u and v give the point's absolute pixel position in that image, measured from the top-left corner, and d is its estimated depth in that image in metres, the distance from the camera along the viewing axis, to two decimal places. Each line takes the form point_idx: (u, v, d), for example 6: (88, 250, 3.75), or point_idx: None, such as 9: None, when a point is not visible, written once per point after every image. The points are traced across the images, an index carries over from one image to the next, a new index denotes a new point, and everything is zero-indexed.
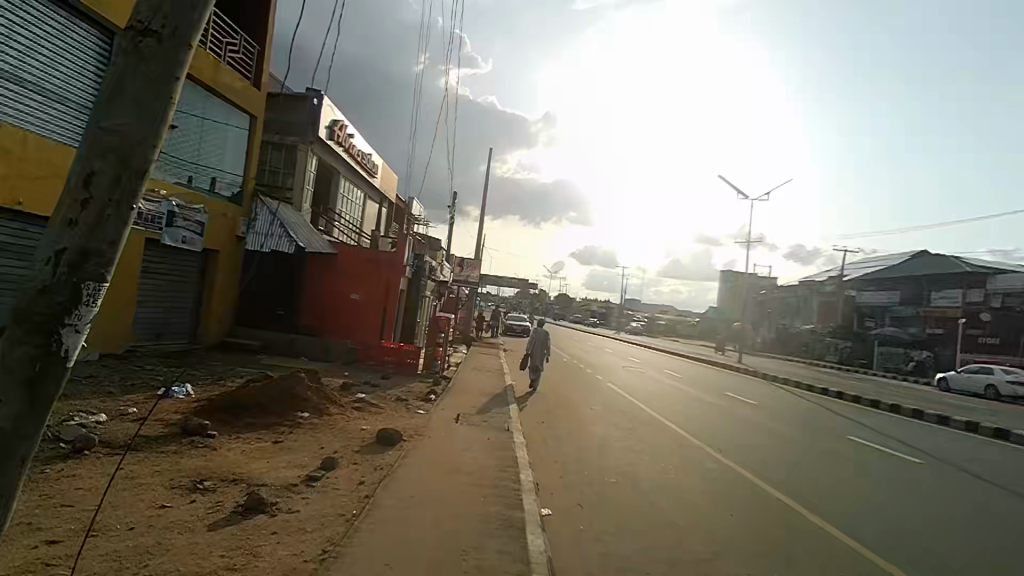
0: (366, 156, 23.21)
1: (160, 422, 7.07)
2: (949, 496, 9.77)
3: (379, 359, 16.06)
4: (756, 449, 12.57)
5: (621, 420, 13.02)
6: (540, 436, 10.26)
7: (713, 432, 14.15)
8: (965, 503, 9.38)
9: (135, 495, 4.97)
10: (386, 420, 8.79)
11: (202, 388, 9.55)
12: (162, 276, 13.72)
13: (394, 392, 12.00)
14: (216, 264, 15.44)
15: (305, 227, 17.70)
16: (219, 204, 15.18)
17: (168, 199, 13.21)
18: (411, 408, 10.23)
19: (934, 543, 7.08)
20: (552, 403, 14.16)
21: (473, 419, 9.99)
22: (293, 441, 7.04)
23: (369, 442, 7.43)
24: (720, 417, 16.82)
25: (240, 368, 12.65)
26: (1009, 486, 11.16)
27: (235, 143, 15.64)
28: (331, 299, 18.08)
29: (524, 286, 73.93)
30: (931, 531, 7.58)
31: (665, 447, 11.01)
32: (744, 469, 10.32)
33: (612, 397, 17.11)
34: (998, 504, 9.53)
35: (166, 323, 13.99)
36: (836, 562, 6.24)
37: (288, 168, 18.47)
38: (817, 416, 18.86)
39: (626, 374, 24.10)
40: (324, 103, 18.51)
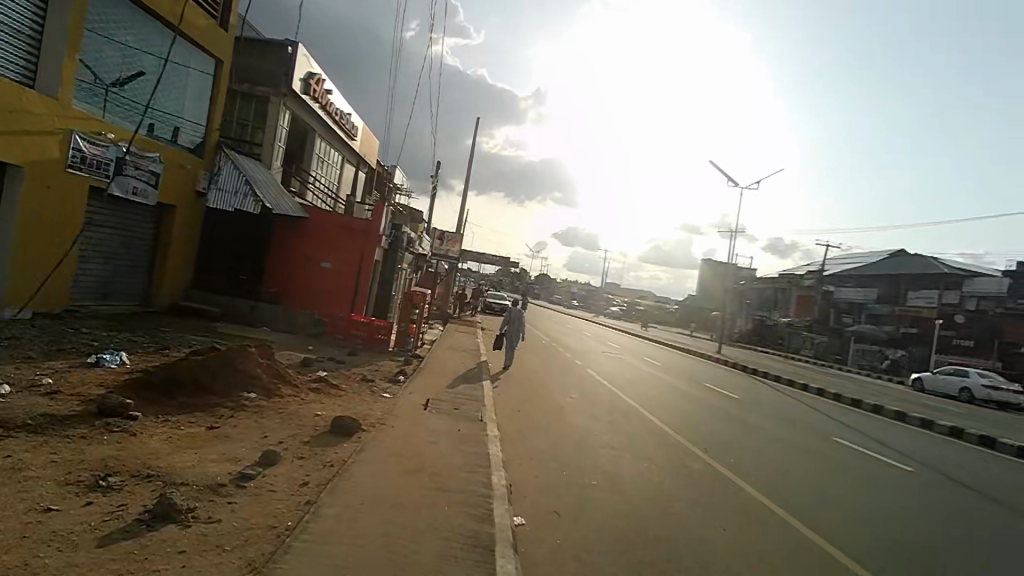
0: (345, 117, 21.89)
1: (76, 397, 6.04)
2: (917, 493, 9.59)
3: (346, 333, 15.11)
4: (731, 442, 12.11)
5: (599, 411, 12.34)
6: (513, 427, 9.47)
7: (687, 422, 13.66)
8: (935, 501, 9.18)
9: (16, 492, 3.97)
10: (344, 403, 7.90)
11: (141, 357, 8.54)
12: (108, 229, 12.50)
13: (360, 370, 11.09)
14: (173, 221, 14.24)
15: (274, 186, 16.49)
16: (177, 155, 13.91)
17: (118, 144, 11.98)
18: (375, 391, 9.36)
19: (913, 545, 6.70)
20: (529, 389, 13.40)
21: (443, 406, 9.15)
22: (231, 427, 6.13)
23: (321, 431, 6.55)
24: (699, 408, 16.32)
25: (193, 337, 11.60)
26: (977, 487, 11.03)
27: (195, 89, 14.38)
28: (299, 267, 16.97)
29: (504, 264, 73.43)
30: (902, 529, 7.29)
31: (641, 439, 10.44)
32: (714, 460, 10.03)
33: (591, 384, 16.42)
34: (967, 503, 9.35)
35: (112, 282, 12.85)
36: (804, 560, 5.89)
37: (259, 121, 17.19)
38: (794, 412, 18.56)
39: (605, 360, 23.51)
40: (300, 53, 17.16)
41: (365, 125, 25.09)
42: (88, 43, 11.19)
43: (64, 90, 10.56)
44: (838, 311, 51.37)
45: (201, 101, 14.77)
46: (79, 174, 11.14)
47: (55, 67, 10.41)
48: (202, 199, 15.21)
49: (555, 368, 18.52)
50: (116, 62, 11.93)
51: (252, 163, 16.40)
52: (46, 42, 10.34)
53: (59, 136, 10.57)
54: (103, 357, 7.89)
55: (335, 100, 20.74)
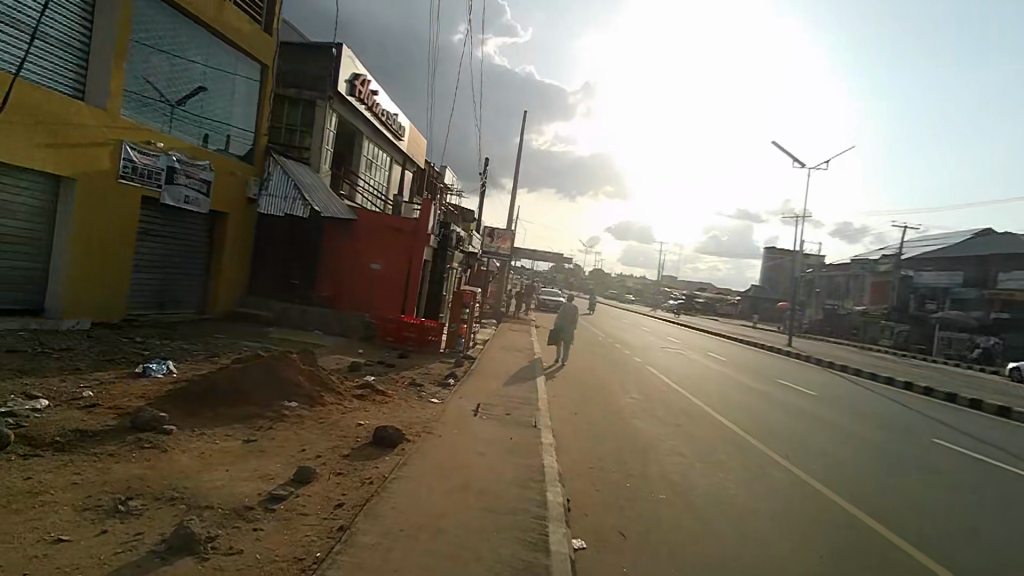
0: (391, 117, 21.73)
1: (113, 411, 5.83)
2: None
3: (397, 335, 14.59)
4: (811, 444, 10.95)
5: (663, 413, 11.46)
6: (570, 433, 8.81)
7: (759, 423, 12.52)
8: None
9: (27, 520, 3.63)
10: (389, 411, 7.47)
11: (189, 365, 8.42)
12: (163, 239, 12.66)
13: (408, 374, 10.71)
14: (226, 228, 14.35)
15: (323, 190, 16.43)
16: (227, 162, 13.98)
17: (168, 153, 12.08)
18: (423, 396, 8.92)
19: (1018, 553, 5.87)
20: (586, 390, 12.68)
21: (494, 411, 8.62)
22: (268, 440, 5.77)
23: (363, 442, 6.12)
24: (771, 406, 15.08)
25: (244, 342, 11.56)
26: None
27: (242, 95, 14.45)
28: (350, 269, 16.82)
29: (556, 260, 72.67)
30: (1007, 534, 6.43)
31: (709, 445, 9.50)
32: (784, 460, 9.30)
33: (652, 382, 15.50)
34: None
35: (169, 290, 13.04)
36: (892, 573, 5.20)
37: (306, 125, 17.18)
38: (876, 408, 17.07)
39: (666, 356, 22.43)
40: (344, 54, 17.03)
41: (412, 125, 24.90)
42: (136, 53, 11.28)
43: (113, 102, 10.67)
44: (919, 297, 47.74)
45: (249, 107, 14.82)
46: (131, 184, 11.28)
47: (103, 79, 10.54)
48: (253, 205, 15.27)
49: (613, 366, 17.70)
50: (163, 72, 12.02)
51: (300, 167, 16.38)
52: (94, 42, 10.48)
53: (110, 147, 10.70)
54: (149, 367, 7.75)
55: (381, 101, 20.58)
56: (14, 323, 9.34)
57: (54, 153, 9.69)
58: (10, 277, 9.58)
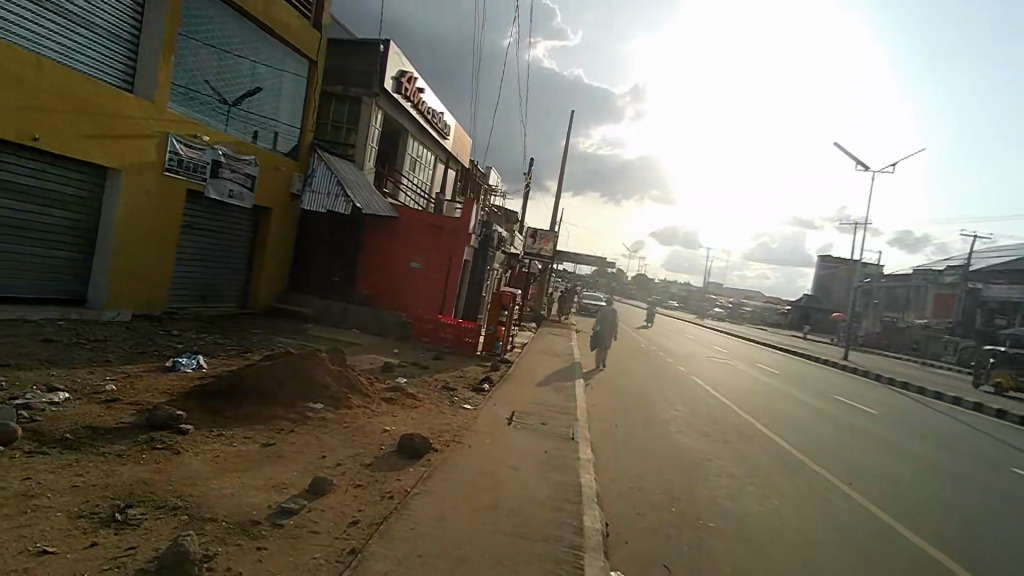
0: (437, 115, 21.50)
1: (132, 407, 5.63)
2: None
3: (434, 336, 14.37)
4: (877, 470, 9.85)
5: (711, 428, 10.63)
6: (612, 448, 8.19)
7: (816, 442, 11.45)
8: None
9: (15, 528, 3.38)
10: (419, 417, 7.07)
11: (219, 361, 8.25)
12: (206, 232, 12.69)
13: (442, 377, 10.33)
14: (268, 223, 14.33)
15: (366, 187, 16.27)
16: (272, 157, 13.94)
17: (214, 147, 12.06)
18: (456, 401, 8.51)
19: None
20: (628, 399, 12.05)
21: (530, 420, 8.12)
22: (288, 444, 5.43)
23: (388, 450, 5.70)
24: (829, 424, 13.89)
25: (278, 338, 11.39)
26: None
27: (289, 91, 14.41)
28: (390, 268, 16.63)
29: (600, 263, 71.65)
30: None
31: (764, 468, 8.58)
32: (838, 478, 8.73)
33: (698, 394, 14.65)
34: None
35: (210, 284, 13.09)
36: None
37: (352, 122, 17.07)
38: (944, 429, 15.82)
39: (712, 366, 21.42)
40: (391, 50, 16.83)
41: (457, 123, 24.64)
42: (183, 46, 11.29)
43: (159, 94, 10.68)
44: (988, 312, 44.62)
45: (295, 103, 14.78)
46: (175, 177, 11.27)
47: (151, 71, 10.53)
48: (296, 201, 15.22)
49: (656, 375, 16.89)
50: (210, 66, 12.02)
51: (345, 164, 16.26)
52: (144, 33, 10.49)
53: (155, 139, 10.71)
54: (179, 361, 7.61)
55: (427, 99, 20.34)
56: (56, 312, 9.40)
57: (101, 144, 9.72)
58: (54, 266, 9.66)
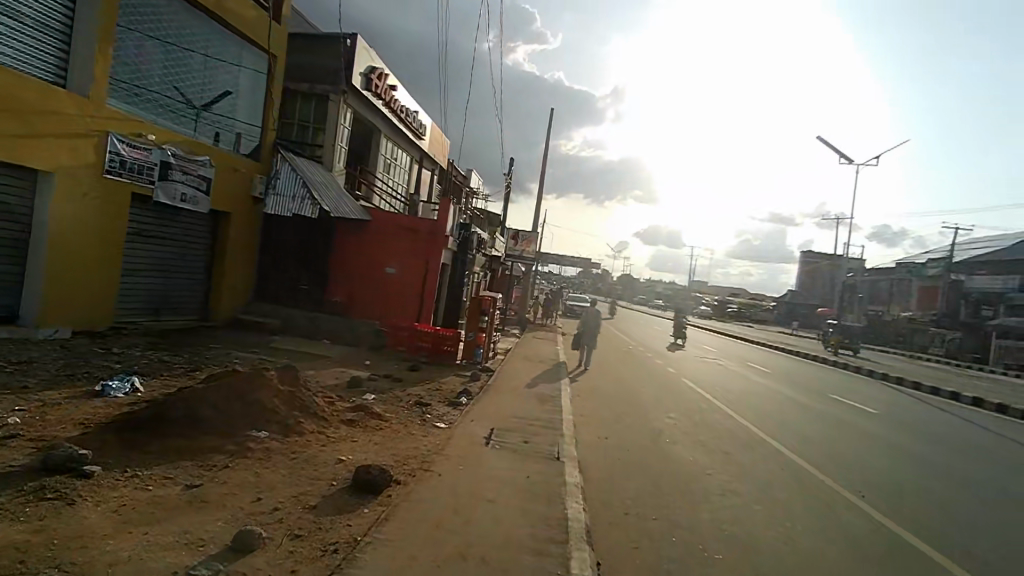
0: (411, 114, 20.63)
1: (32, 444, 4.77)
2: None
3: (410, 345, 13.51)
4: (884, 475, 9.14)
5: (709, 439, 9.83)
6: (602, 467, 7.40)
7: (819, 447, 10.69)
8: None
9: None
10: (382, 442, 6.22)
11: (159, 383, 7.36)
12: (158, 240, 11.73)
13: (416, 391, 9.49)
14: (228, 229, 13.37)
15: (335, 189, 15.35)
16: (230, 158, 13.01)
17: (163, 147, 11.11)
18: (428, 418, 7.68)
19: None
20: (617, 407, 11.30)
21: (510, 438, 7.31)
22: (218, 485, 4.57)
23: (340, 486, 4.87)
24: (829, 425, 13.14)
25: (237, 353, 10.48)
26: None
27: (247, 88, 13.53)
28: (363, 274, 15.73)
29: (585, 265, 71.10)
30: None
31: (770, 485, 7.77)
32: (839, 484, 8.27)
33: (690, 398, 13.92)
34: None
35: (165, 296, 12.13)
36: None
37: (319, 121, 16.15)
38: (942, 424, 15.34)
39: (703, 366, 20.73)
40: (359, 45, 15.96)
41: (433, 123, 23.77)
42: (122, 38, 10.39)
43: (97, 89, 9.74)
44: (973, 303, 44.64)
45: (255, 101, 13.89)
46: (118, 180, 10.31)
47: (87, 64, 9.59)
48: (260, 205, 14.24)
49: (645, 378, 16.14)
50: (156, 60, 11.14)
51: (311, 165, 15.32)
52: (78, 23, 9.57)
53: (93, 138, 9.77)
54: (109, 385, 6.71)
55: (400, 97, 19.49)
56: None
57: (28, 144, 8.77)
58: None
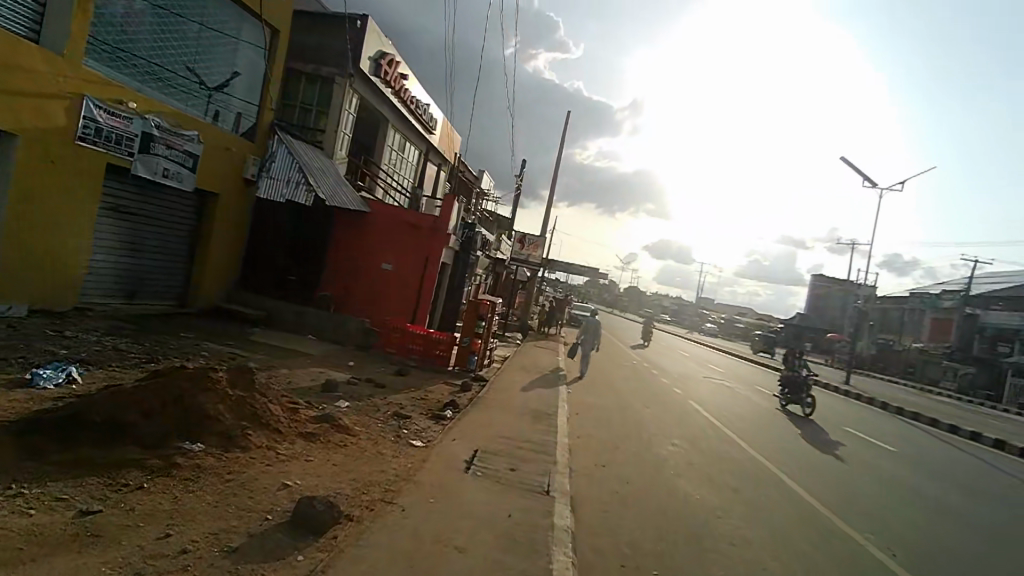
0: (422, 106, 19.77)
1: None
2: None
3: (400, 346, 12.65)
4: (907, 519, 8.19)
5: (718, 474, 8.77)
6: (596, 505, 6.43)
7: (838, 486, 9.55)
8: None
9: None
10: (341, 463, 5.31)
11: (102, 375, 6.50)
12: (135, 217, 10.93)
13: (397, 399, 8.59)
14: (215, 211, 12.55)
15: (333, 176, 14.47)
16: (222, 136, 12.20)
17: (145, 117, 10.29)
18: (404, 434, 6.76)
19: None
20: (618, 429, 10.36)
21: (494, 463, 6.39)
22: (119, 514, 3.69)
23: (275, 522, 3.97)
24: (848, 460, 11.98)
25: (206, 344, 9.59)
26: None
27: (245, 64, 12.75)
28: (358, 270, 14.86)
29: (593, 274, 70.19)
30: None
31: (788, 536, 6.69)
32: (859, 530, 7.33)
33: (697, 423, 12.85)
34: None
35: (140, 278, 11.34)
36: None
37: (322, 105, 15.32)
38: (963, 465, 14.31)
39: (709, 387, 19.70)
40: (369, 27, 15.13)
41: (444, 117, 22.94)
42: None
43: (74, 47, 8.97)
44: (987, 338, 43.43)
45: (254, 78, 13.09)
46: (91, 148, 9.51)
47: (64, 20, 8.83)
48: (252, 188, 13.41)
49: (647, 398, 15.10)
50: (143, 25, 10.42)
51: (310, 150, 14.47)
52: None
53: (67, 101, 8.97)
54: (40, 374, 5.88)
55: (411, 87, 18.66)
56: None
57: None
58: None
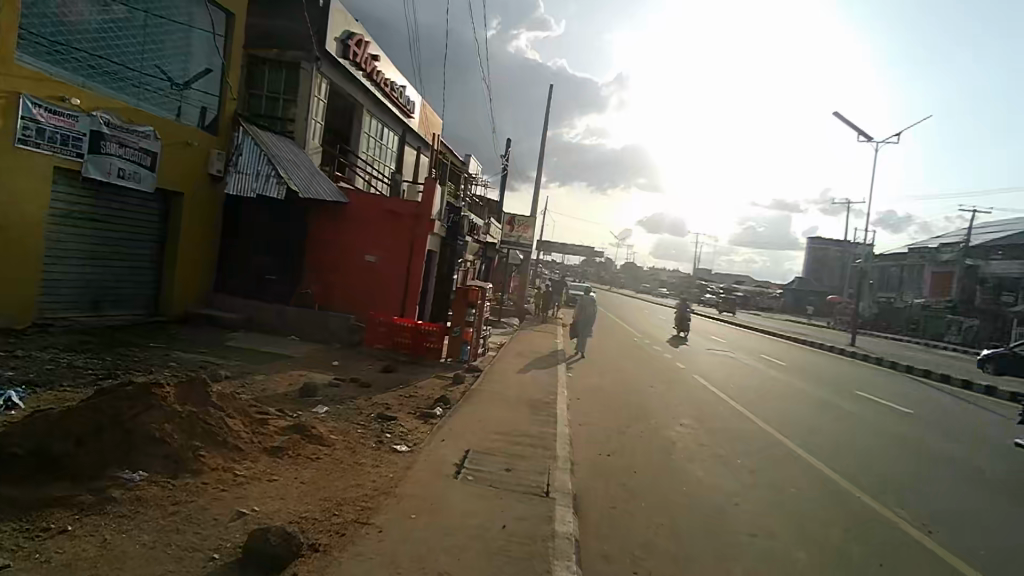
0: (397, 89, 18.96)
1: None
2: None
3: (388, 341, 12.06)
4: (935, 488, 7.65)
5: (730, 454, 8.20)
6: (602, 502, 5.85)
7: (859, 457, 8.98)
8: None
9: None
10: (310, 479, 4.70)
11: (46, 397, 5.85)
12: (93, 224, 10.24)
13: (381, 399, 7.99)
14: (181, 211, 11.84)
15: (307, 167, 13.74)
16: (182, 130, 11.44)
17: (93, 114, 9.54)
18: (386, 438, 6.15)
19: None
20: (622, 412, 9.81)
21: (487, 463, 5.83)
22: (29, 569, 3.08)
23: (223, 562, 3.37)
24: (864, 427, 11.43)
25: (176, 353, 8.96)
26: None
27: (201, 51, 11.94)
28: (340, 264, 14.19)
29: (588, 253, 69.49)
30: None
31: (814, 520, 6.10)
32: (888, 505, 6.78)
33: (703, 399, 12.33)
34: None
35: (105, 288, 10.69)
36: None
37: (290, 93, 14.52)
38: (980, 422, 13.81)
39: (712, 360, 19.19)
40: (333, 6, 14.30)
41: (422, 101, 22.15)
42: None
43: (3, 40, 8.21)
44: (989, 289, 42.96)
45: (212, 66, 12.28)
46: (34, 151, 8.79)
47: None
48: (219, 185, 12.67)
49: (650, 375, 14.54)
50: (86, 16, 9.63)
51: (280, 141, 13.71)
52: None
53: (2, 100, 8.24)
54: None
55: (384, 69, 17.84)
56: None
57: None
58: None
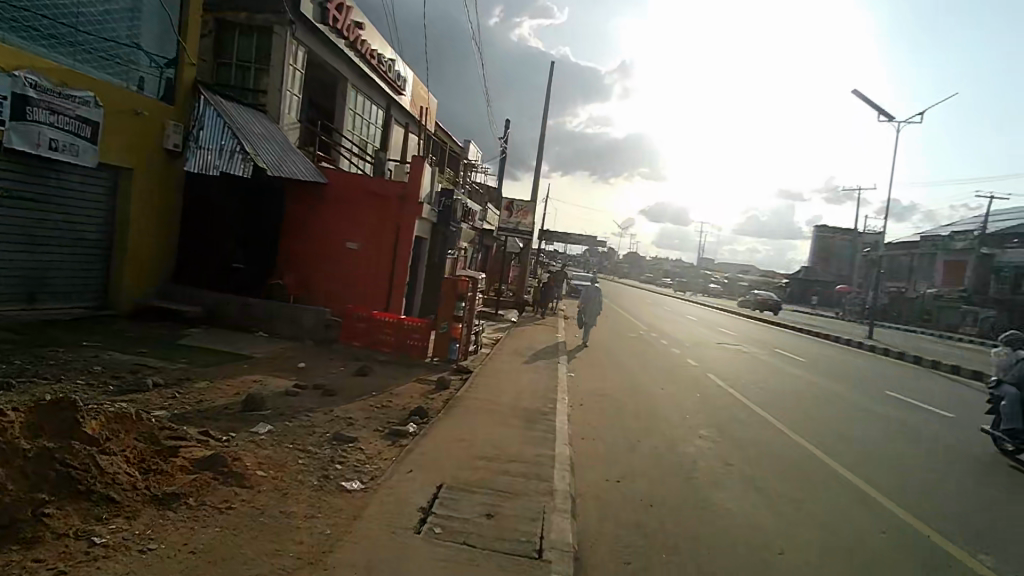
0: (385, 62, 17.52)
1: None
2: None
3: (367, 338, 10.77)
4: (1010, 513, 6.29)
5: (762, 477, 6.83)
6: (611, 556, 4.49)
7: (912, 472, 7.58)
8: None
9: None
10: (201, 546, 3.34)
11: None
12: (22, 203, 8.90)
13: (345, 412, 6.64)
14: (132, 191, 10.46)
15: (279, 142, 12.31)
16: (129, 97, 10.01)
17: (15, 74, 8.13)
18: (332, 470, 4.79)
19: None
20: (632, 423, 8.47)
21: (464, 506, 4.48)
22: None
23: None
24: (905, 431, 10.02)
25: (108, 355, 7.62)
26: None
27: (154, 8, 10.47)
28: (319, 251, 12.86)
29: (590, 243, 68.09)
30: None
31: (885, 574, 4.69)
32: (965, 543, 5.43)
33: (722, 402, 11.01)
34: None
35: (41, 277, 9.37)
36: None
37: (261, 61, 13.08)
38: None
39: (724, 355, 17.89)
40: None
41: (414, 77, 20.71)
42: None
43: None
44: (1005, 278, 41.36)
45: (168, 27, 10.81)
46: None
47: None
48: (177, 161, 11.26)
49: (660, 375, 13.23)
50: None
51: (249, 113, 12.28)
52: None
53: None
54: None
55: (370, 39, 16.40)
56: None
57: None
58: None
